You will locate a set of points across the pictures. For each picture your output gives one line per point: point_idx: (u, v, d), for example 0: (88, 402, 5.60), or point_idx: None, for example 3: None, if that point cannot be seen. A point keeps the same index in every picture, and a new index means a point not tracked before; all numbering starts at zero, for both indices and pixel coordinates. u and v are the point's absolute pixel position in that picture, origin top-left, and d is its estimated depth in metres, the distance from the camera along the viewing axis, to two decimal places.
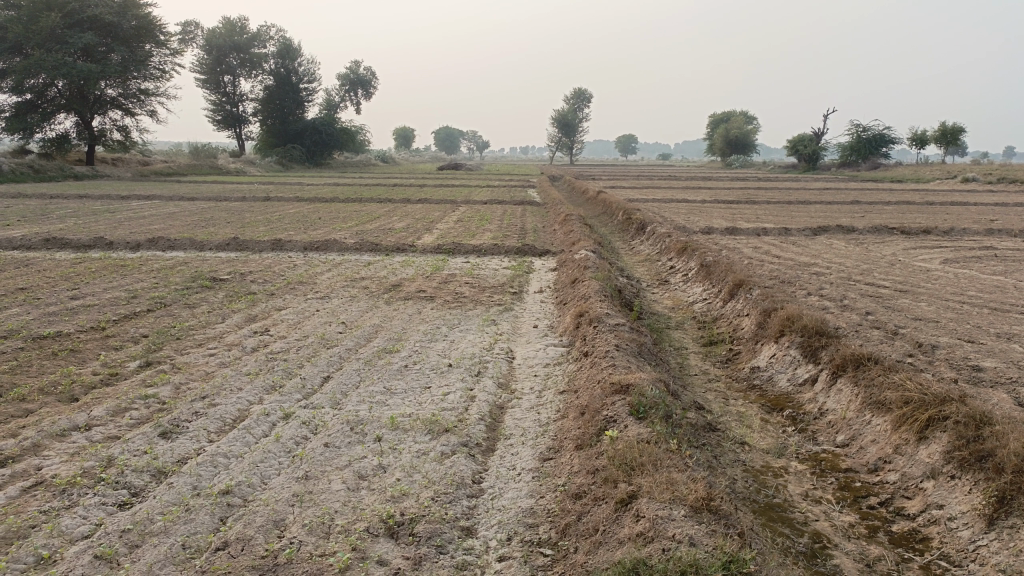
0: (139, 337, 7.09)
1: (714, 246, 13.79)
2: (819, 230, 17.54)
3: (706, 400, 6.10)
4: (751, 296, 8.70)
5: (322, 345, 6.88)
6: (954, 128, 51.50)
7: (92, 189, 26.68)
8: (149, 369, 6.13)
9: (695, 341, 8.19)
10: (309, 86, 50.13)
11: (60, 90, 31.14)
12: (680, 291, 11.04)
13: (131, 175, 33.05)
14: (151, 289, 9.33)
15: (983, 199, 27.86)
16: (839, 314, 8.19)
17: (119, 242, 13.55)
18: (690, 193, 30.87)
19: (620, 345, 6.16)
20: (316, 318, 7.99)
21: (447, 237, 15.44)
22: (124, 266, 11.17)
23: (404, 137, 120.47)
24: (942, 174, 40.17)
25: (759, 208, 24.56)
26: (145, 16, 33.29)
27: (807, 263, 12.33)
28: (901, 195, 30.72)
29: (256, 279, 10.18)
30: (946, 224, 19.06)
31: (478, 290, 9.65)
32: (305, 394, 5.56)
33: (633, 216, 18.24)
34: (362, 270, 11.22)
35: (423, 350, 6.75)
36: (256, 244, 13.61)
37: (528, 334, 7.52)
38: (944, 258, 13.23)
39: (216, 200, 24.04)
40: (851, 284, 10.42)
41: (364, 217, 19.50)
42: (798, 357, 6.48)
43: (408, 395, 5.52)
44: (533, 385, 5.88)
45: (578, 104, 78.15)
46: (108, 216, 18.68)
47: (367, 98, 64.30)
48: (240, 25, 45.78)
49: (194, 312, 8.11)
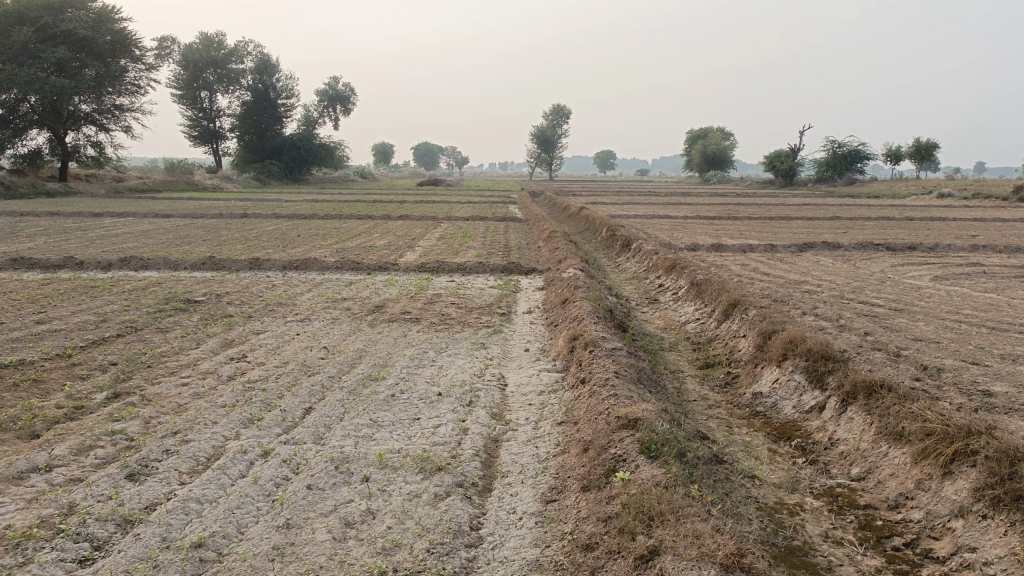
0: (107, 365, 6.68)
1: (701, 263, 13.58)
2: (804, 246, 17.43)
3: (709, 429, 5.80)
4: (747, 316, 8.45)
5: (303, 372, 6.50)
6: (928, 143, 52.09)
7: (65, 206, 26.06)
8: (117, 402, 5.72)
9: (691, 364, 7.91)
10: (288, 102, 49.71)
11: (32, 106, 30.58)
12: (671, 309, 10.78)
13: (104, 191, 32.43)
14: (121, 312, 8.88)
15: (961, 215, 28.02)
16: (838, 334, 7.95)
17: (89, 262, 13.07)
18: (670, 209, 30.76)
19: (619, 371, 5.86)
20: (296, 342, 7.61)
21: (430, 255, 15.09)
22: (94, 287, 10.72)
23: (384, 154, 120.20)
24: (917, 189, 40.52)
25: (742, 224, 24.48)
26: (120, 30, 32.80)
27: (798, 281, 12.14)
28: (880, 210, 30.84)
29: (233, 301, 9.76)
30: (930, 239, 19.04)
31: (465, 311, 9.31)
32: (286, 428, 5.19)
33: (618, 233, 18.03)
34: (343, 290, 10.85)
35: (411, 378, 6.39)
36: (233, 263, 13.19)
37: (520, 359, 7.19)
38: (933, 275, 13.10)
39: (192, 218, 23.54)
40: (845, 303, 10.21)
41: (344, 234, 19.12)
42: (802, 382, 6.20)
43: (396, 428, 5.17)
44: (528, 415, 5.55)
45: (557, 120, 78.29)
46: (78, 234, 18.16)
47: (346, 114, 63.98)
48: (218, 40, 45.41)
49: (167, 337, 7.70)
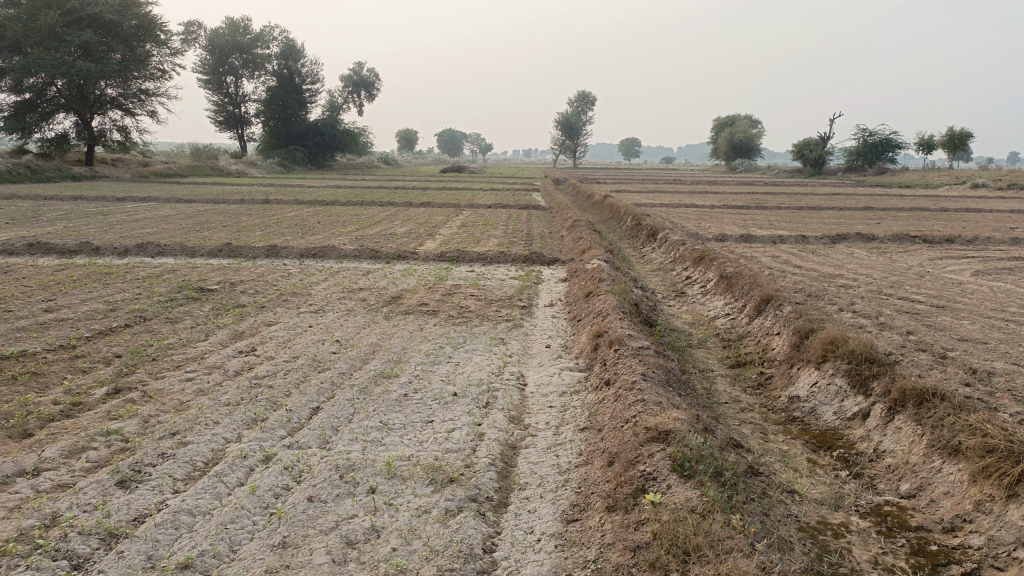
0: (111, 357, 6.41)
1: (731, 255, 13.11)
2: (838, 238, 16.85)
3: (743, 437, 5.42)
4: (781, 313, 8.02)
5: (312, 368, 6.18)
6: (962, 133, 50.73)
7: (89, 190, 26.08)
8: (116, 398, 5.45)
9: (721, 362, 7.49)
10: (312, 87, 49.53)
11: (59, 90, 30.59)
12: (699, 304, 10.36)
13: (130, 176, 32.43)
14: (132, 301, 8.64)
15: (998, 206, 27.12)
16: (879, 333, 7.50)
17: (105, 247, 12.89)
18: (697, 199, 30.15)
19: (646, 373, 5.48)
20: (308, 335, 7.30)
21: (451, 244, 14.75)
22: (108, 274, 10.49)
23: (408, 140, 120.16)
24: (950, 179, 39.44)
25: (771, 214, 23.84)
26: (145, 14, 32.66)
27: (832, 274, 11.65)
28: (912, 201, 30.01)
29: (246, 290, 9.48)
30: (968, 232, 18.37)
31: (485, 303, 8.95)
32: (290, 430, 4.87)
33: (643, 222, 17.55)
34: (360, 280, 10.53)
35: (425, 375, 6.05)
36: (250, 250, 12.94)
37: (541, 356, 6.83)
38: (975, 270, 12.51)
39: (214, 203, 23.39)
40: (884, 299, 9.71)
41: (365, 221, 18.81)
42: (844, 387, 5.78)
43: (407, 432, 4.84)
44: (548, 419, 5.20)
45: (582, 107, 77.56)
46: (99, 219, 18.05)
47: (369, 100, 63.72)
48: (243, 25, 45.22)
49: (175, 328, 7.42)
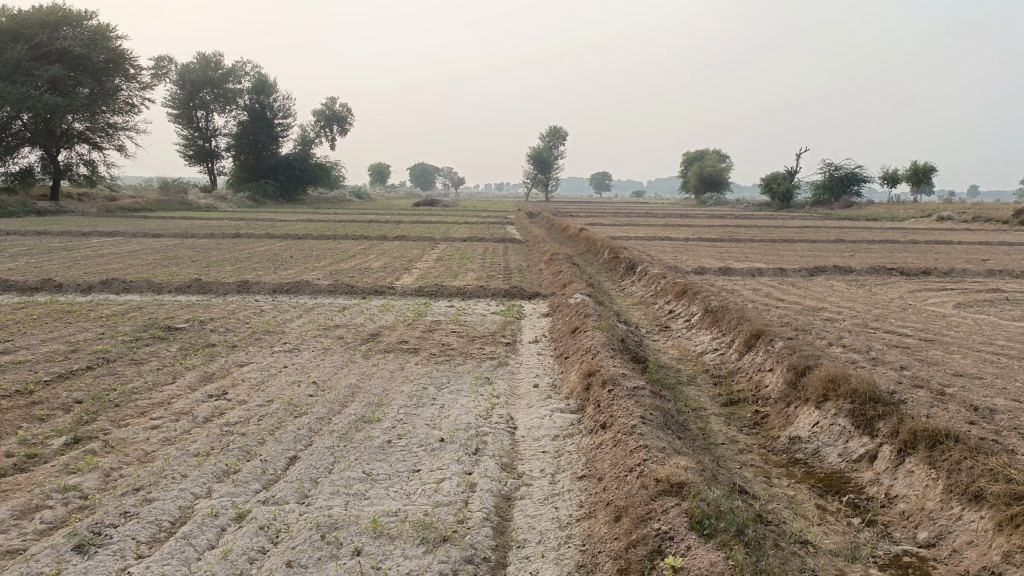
0: (70, 404, 5.97)
1: (713, 288, 12.97)
2: (816, 270, 16.84)
3: (747, 481, 5.14)
4: (773, 349, 7.81)
5: (288, 413, 5.80)
6: (925, 167, 51.89)
7: (54, 225, 25.45)
8: (75, 449, 5.04)
9: (714, 400, 7.24)
10: (284, 122, 49.28)
11: (24, 123, 29.98)
12: (685, 338, 10.15)
13: (97, 210, 31.78)
14: (94, 341, 8.19)
15: (966, 237, 27.52)
16: (873, 369, 7.30)
17: (69, 284, 12.40)
18: (671, 231, 30.26)
19: (645, 415, 5.21)
20: (283, 376, 6.93)
21: (428, 278, 14.45)
22: (70, 313, 10.02)
23: (381, 174, 120.47)
24: (916, 212, 40.10)
25: (746, 247, 23.91)
26: (115, 48, 32.24)
27: (815, 308, 11.53)
28: (882, 233, 30.43)
29: (217, 328, 9.08)
30: (942, 264, 18.47)
31: (467, 340, 8.63)
32: (265, 483, 4.50)
33: (621, 255, 17.44)
34: (336, 316, 10.19)
35: (409, 420, 5.71)
36: (220, 286, 12.54)
37: (529, 397, 6.51)
38: (957, 302, 12.47)
39: (183, 238, 22.90)
40: (871, 333, 9.56)
41: (338, 256, 18.47)
42: (848, 427, 5.55)
43: (393, 483, 4.49)
44: (542, 466, 4.88)
45: (554, 142, 78.16)
46: (64, 255, 17.51)
47: (342, 135, 63.62)
48: (215, 60, 45.04)
49: (140, 370, 7.01)
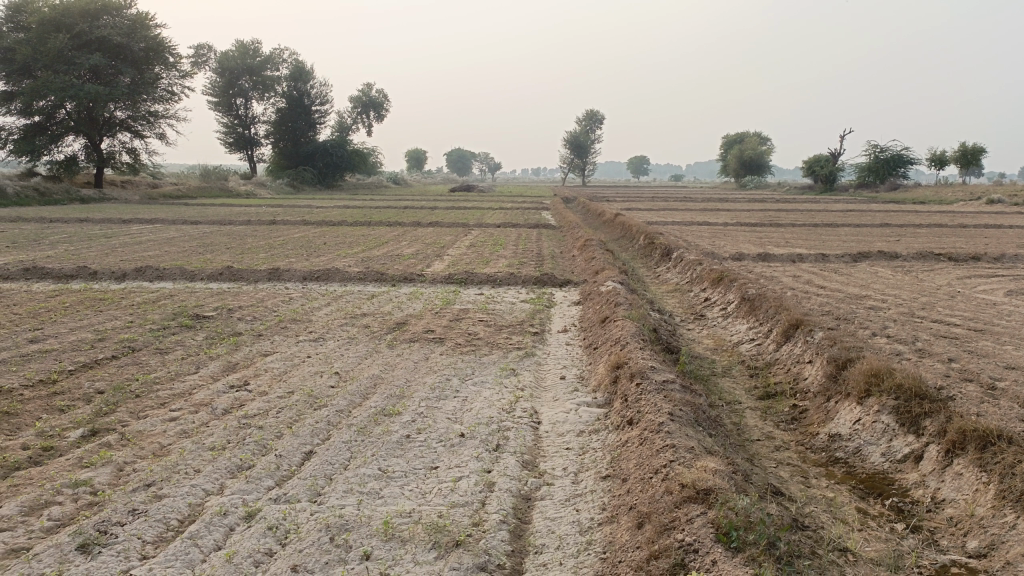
0: (91, 395, 5.92)
1: (750, 275, 12.58)
2: (859, 256, 16.29)
3: (782, 482, 4.89)
4: (812, 339, 7.48)
5: (308, 405, 5.68)
6: (974, 148, 50.21)
7: (96, 212, 25.81)
8: (92, 441, 4.97)
9: (749, 394, 6.96)
10: (321, 108, 49.51)
11: (68, 112, 30.47)
12: (721, 327, 9.83)
13: (139, 198, 32.22)
14: (121, 330, 8.16)
15: (1017, 221, 26.53)
16: (918, 362, 6.94)
17: (103, 271, 12.48)
18: (709, 216, 29.75)
19: (673, 411, 4.98)
20: (306, 367, 6.81)
21: (459, 265, 14.29)
22: (102, 300, 10.07)
23: (418, 159, 120.80)
24: (964, 195, 38.79)
25: (786, 231, 23.35)
26: (155, 37, 32.57)
27: (858, 295, 11.12)
28: (928, 217, 29.50)
29: (244, 317, 9.02)
30: (991, 249, 17.76)
31: (495, 330, 8.44)
32: (278, 480, 4.36)
33: (656, 241, 17.09)
34: (364, 304, 10.08)
35: (430, 413, 5.54)
36: (251, 273, 12.51)
37: (555, 389, 6.31)
38: (1008, 289, 11.93)
39: (220, 225, 23.08)
40: (917, 322, 9.14)
41: (371, 243, 18.39)
42: (893, 425, 5.24)
43: (409, 482, 4.32)
44: (565, 465, 4.68)
45: (591, 126, 77.20)
46: (102, 242, 17.71)
47: (378, 121, 63.74)
48: (253, 47, 45.35)
49: (164, 360, 6.96)
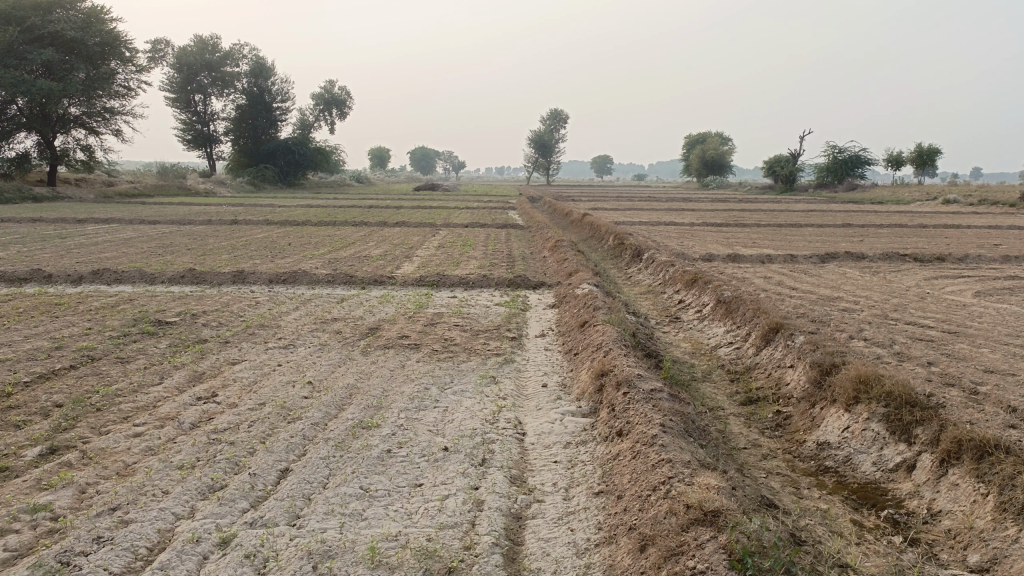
0: (49, 409, 5.59)
1: (724, 277, 12.55)
2: (827, 257, 16.40)
3: (775, 493, 4.77)
4: (793, 343, 7.41)
5: (281, 418, 5.42)
6: (929, 148, 51.25)
7: (49, 212, 25.04)
8: (50, 461, 4.66)
9: (732, 399, 6.86)
10: (282, 106, 48.74)
11: (19, 108, 29.48)
12: (697, 330, 9.75)
13: (94, 196, 31.34)
14: (80, 338, 7.79)
15: (974, 221, 27.11)
16: (900, 366, 6.90)
17: (58, 274, 12.00)
18: (675, 216, 29.91)
19: (664, 422, 4.84)
20: (277, 376, 6.53)
21: (429, 267, 14.06)
22: (57, 305, 9.63)
23: (381, 158, 120.09)
24: (921, 195, 39.54)
25: (752, 232, 23.49)
26: (110, 31, 31.62)
27: (832, 297, 11.14)
28: (889, 217, 29.98)
29: (209, 322, 8.69)
30: (954, 249, 18.04)
31: (471, 335, 8.23)
32: (254, 501, 4.11)
33: (626, 242, 17.02)
34: (334, 308, 9.80)
35: (410, 426, 5.32)
36: (215, 276, 12.14)
37: (538, 397, 6.13)
38: (976, 291, 12.06)
39: (180, 225, 22.50)
40: (892, 325, 9.14)
41: (337, 244, 18.05)
42: (882, 433, 5.18)
43: (393, 501, 4.11)
44: (555, 480, 4.51)
45: (555, 125, 77.20)
46: (56, 243, 17.11)
47: (341, 119, 62.98)
48: (213, 43, 44.53)
49: (126, 370, 6.62)
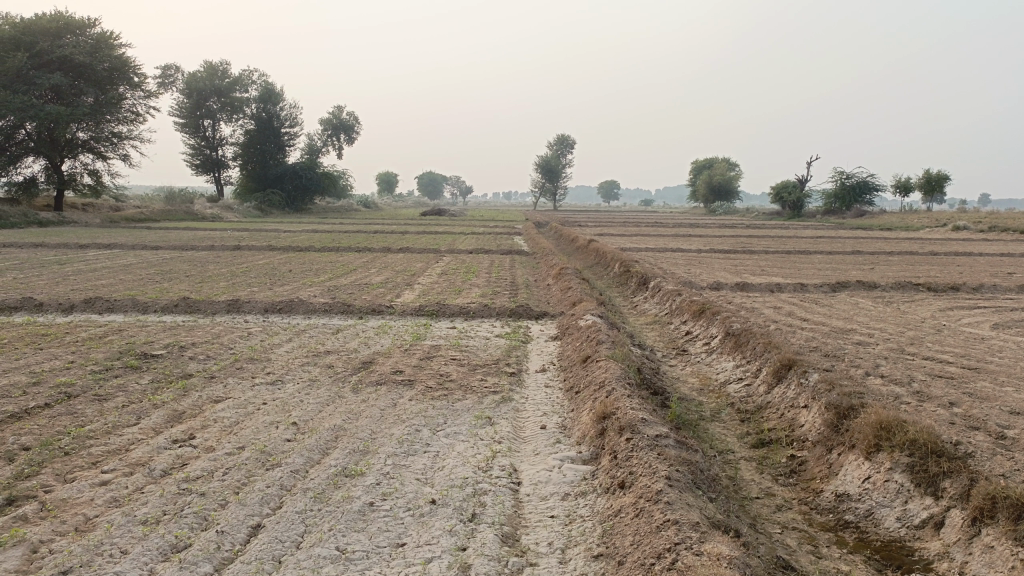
0: (13, 452, 5.24)
1: (733, 307, 12.18)
2: (838, 286, 16.04)
3: (791, 553, 4.38)
4: (807, 382, 7.02)
5: (260, 465, 5.06)
6: (937, 175, 50.94)
7: (53, 236, 24.90)
8: (4, 514, 4.30)
9: (742, 441, 6.47)
10: (290, 131, 48.87)
11: (28, 133, 29.47)
12: (705, 364, 9.35)
13: (99, 221, 31.24)
14: (59, 373, 7.46)
15: (985, 249, 26.71)
16: (921, 407, 6.50)
17: (50, 303, 11.71)
18: (682, 242, 29.64)
19: (669, 474, 4.47)
20: (261, 416, 6.18)
21: (430, 295, 13.73)
22: (44, 336, 9.33)
23: (388, 183, 120.78)
24: (930, 221, 39.18)
25: (761, 259, 23.12)
26: (119, 57, 31.74)
27: (844, 329, 10.76)
28: (899, 243, 29.64)
29: (196, 356, 8.34)
30: (967, 278, 17.64)
31: (468, 370, 7.88)
32: (218, 564, 3.75)
33: (632, 270, 16.69)
34: (328, 340, 9.46)
35: (397, 474, 4.95)
36: (209, 304, 11.84)
37: (536, 441, 5.75)
38: (993, 322, 11.66)
39: (182, 250, 22.28)
40: (909, 361, 8.74)
41: (339, 270, 17.78)
42: (907, 485, 4.79)
43: (371, 565, 3.74)
44: (551, 538, 4.13)
45: (562, 150, 77.28)
46: (54, 269, 16.88)
47: (348, 144, 63.16)
48: (222, 69, 44.73)
49: (103, 409, 6.28)
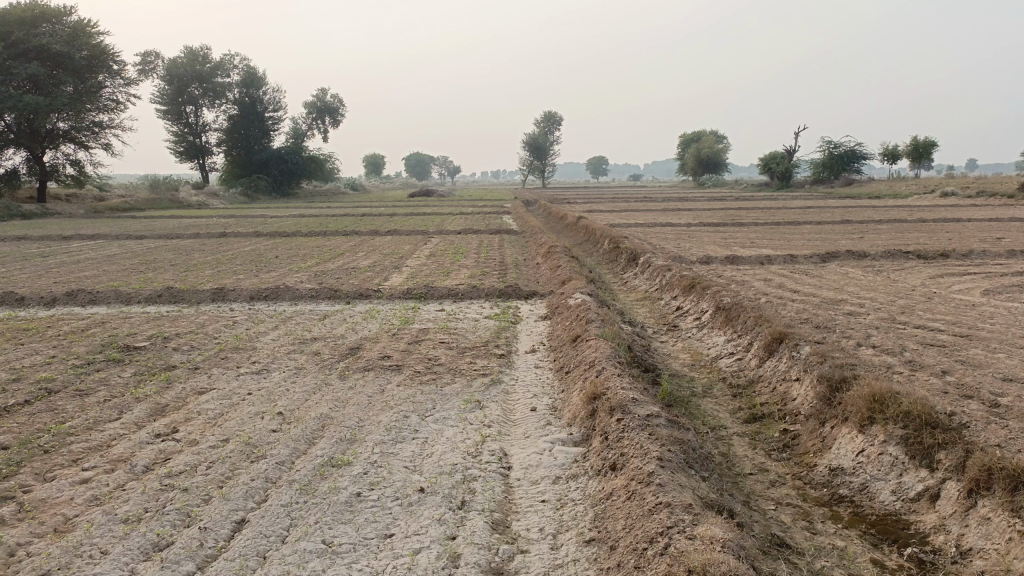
0: None
1: (723, 281, 12.10)
2: (828, 256, 15.99)
3: (786, 530, 4.32)
4: (798, 355, 6.95)
5: (244, 457, 4.96)
6: (925, 141, 50.88)
7: (36, 228, 24.58)
8: None
9: (735, 416, 6.41)
10: (275, 115, 48.33)
11: (7, 125, 28.99)
12: (696, 339, 9.28)
13: (84, 212, 30.86)
14: (39, 368, 7.31)
15: (974, 215, 26.72)
16: (913, 377, 6.44)
17: (31, 296, 11.53)
18: (671, 216, 29.54)
19: (662, 455, 4.39)
20: (245, 407, 6.07)
21: (418, 278, 13.59)
22: (25, 331, 9.16)
23: (375, 164, 120.10)
24: (918, 188, 39.17)
25: (751, 231, 23.06)
26: (97, 44, 31.19)
27: (835, 300, 10.70)
28: (888, 211, 29.61)
29: (180, 347, 8.20)
30: (957, 245, 17.63)
31: (457, 353, 7.77)
32: (201, 563, 3.65)
33: (622, 246, 16.59)
34: (314, 327, 9.34)
35: (385, 462, 4.86)
36: (194, 294, 11.68)
37: (526, 424, 5.67)
38: (983, 288, 11.62)
39: (167, 239, 22.03)
40: (901, 330, 8.69)
41: (326, 255, 17.61)
42: (901, 457, 4.73)
43: (358, 559, 3.65)
44: (542, 524, 4.05)
45: (549, 127, 76.85)
46: (37, 262, 16.66)
47: (334, 126, 62.59)
48: (203, 54, 44.09)
49: (84, 404, 6.15)
